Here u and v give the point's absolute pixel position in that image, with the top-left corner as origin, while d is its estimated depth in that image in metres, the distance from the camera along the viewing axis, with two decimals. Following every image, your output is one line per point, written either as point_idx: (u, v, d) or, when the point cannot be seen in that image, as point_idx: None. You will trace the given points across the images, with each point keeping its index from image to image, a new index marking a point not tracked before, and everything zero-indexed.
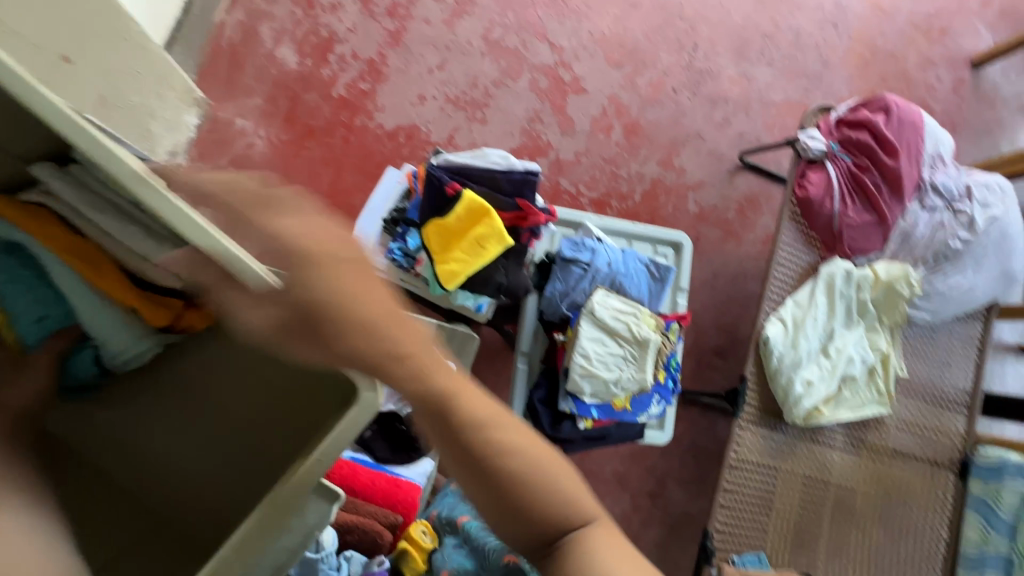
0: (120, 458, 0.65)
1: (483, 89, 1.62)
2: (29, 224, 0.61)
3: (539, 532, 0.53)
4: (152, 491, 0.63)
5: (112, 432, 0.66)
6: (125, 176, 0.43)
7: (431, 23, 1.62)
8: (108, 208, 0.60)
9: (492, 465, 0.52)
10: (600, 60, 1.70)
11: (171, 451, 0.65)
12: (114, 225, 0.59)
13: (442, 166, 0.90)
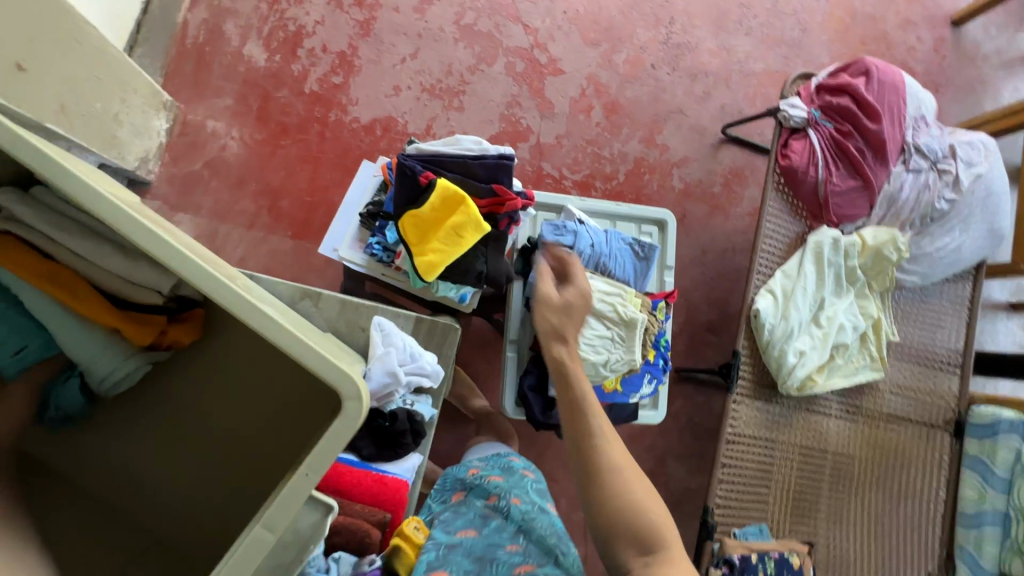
0: (114, 483, 0.71)
1: (459, 76, 1.59)
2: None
3: (626, 530, 0.65)
4: (148, 513, 0.70)
5: (105, 457, 0.72)
6: (118, 219, 0.49)
7: (401, 11, 1.58)
8: (81, 237, 0.64)
9: (602, 471, 0.68)
10: (576, 39, 1.67)
11: (160, 476, 0.72)
12: (92, 254, 0.64)
13: (414, 155, 0.88)
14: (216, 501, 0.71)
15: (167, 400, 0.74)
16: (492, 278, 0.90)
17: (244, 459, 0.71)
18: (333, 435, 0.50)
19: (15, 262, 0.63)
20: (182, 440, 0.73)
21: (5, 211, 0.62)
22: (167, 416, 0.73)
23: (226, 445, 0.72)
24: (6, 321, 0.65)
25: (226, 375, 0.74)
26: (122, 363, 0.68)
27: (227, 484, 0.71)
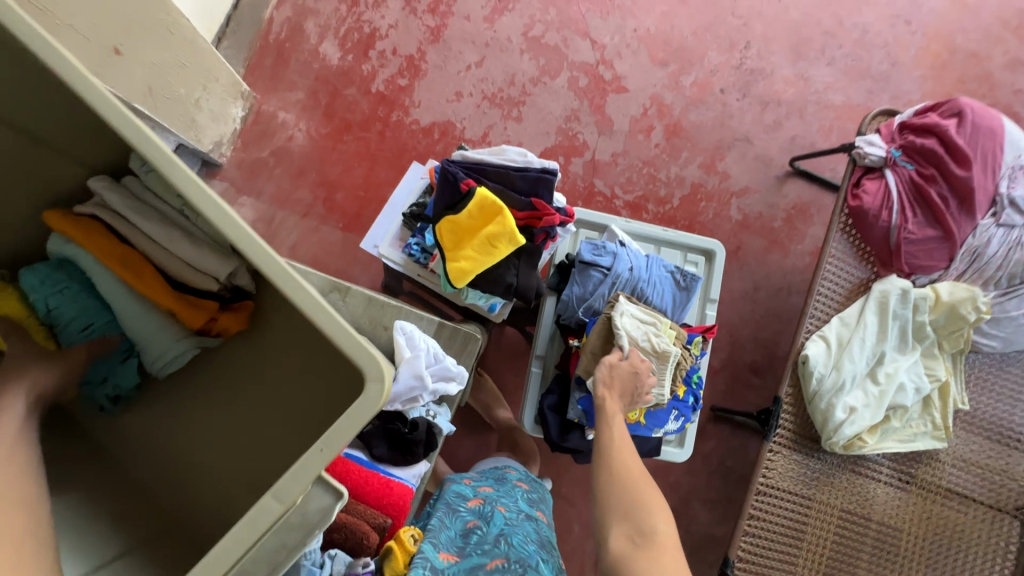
0: (139, 460, 0.68)
1: (521, 87, 1.60)
2: (77, 235, 0.63)
3: (637, 521, 0.71)
4: (164, 492, 0.66)
5: (135, 435, 0.69)
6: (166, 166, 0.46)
7: (472, 20, 1.61)
8: (154, 217, 0.63)
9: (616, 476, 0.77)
10: (644, 58, 1.64)
11: (178, 454, 0.67)
12: (159, 231, 0.62)
13: (458, 161, 0.89)
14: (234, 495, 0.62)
15: (210, 378, 0.67)
16: (522, 293, 0.89)
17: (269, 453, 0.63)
18: (348, 417, 0.42)
19: (93, 240, 0.63)
20: (214, 424, 0.66)
21: (97, 196, 0.63)
22: (206, 395, 0.67)
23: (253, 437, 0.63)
24: (75, 298, 0.64)
25: (265, 359, 0.65)
26: (173, 344, 0.65)
27: (249, 479, 0.62)
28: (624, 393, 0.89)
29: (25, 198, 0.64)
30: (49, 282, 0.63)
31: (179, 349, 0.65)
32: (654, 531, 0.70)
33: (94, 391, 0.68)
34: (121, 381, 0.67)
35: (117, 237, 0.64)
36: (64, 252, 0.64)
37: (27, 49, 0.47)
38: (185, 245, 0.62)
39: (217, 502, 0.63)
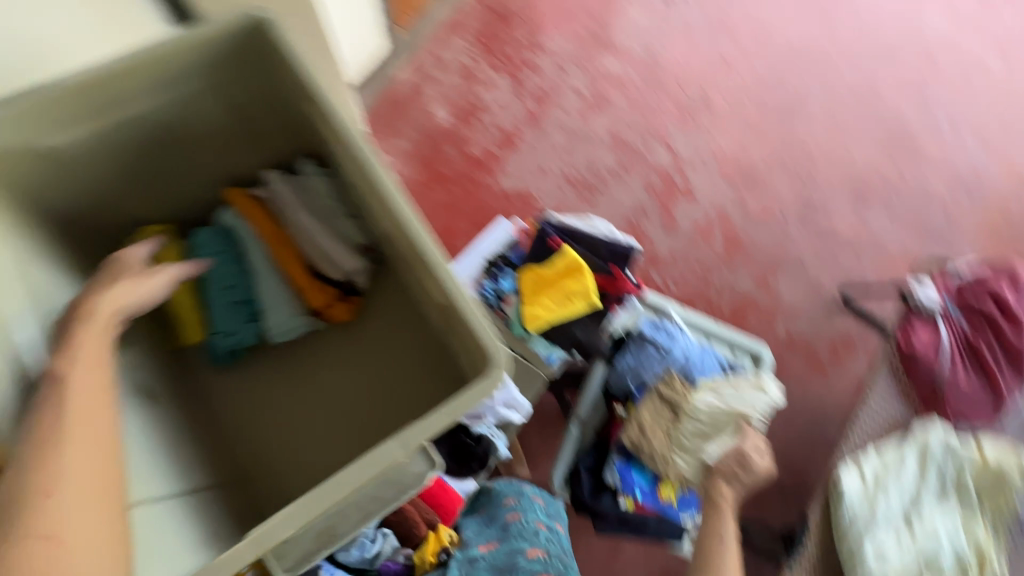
0: (219, 414, 0.74)
1: (600, 175, 1.76)
2: (249, 212, 0.75)
3: None
4: (240, 447, 0.72)
5: (222, 391, 0.75)
6: (372, 168, 0.60)
7: (568, 113, 1.82)
8: (310, 211, 0.75)
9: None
10: (714, 173, 1.79)
11: (257, 414, 0.74)
12: (312, 223, 0.74)
13: (553, 224, 1.00)
14: (309, 463, 0.71)
15: (297, 358, 0.76)
16: (586, 349, 0.95)
17: (349, 429, 0.72)
18: (475, 390, 0.52)
19: (258, 218, 0.75)
20: (293, 399, 0.74)
21: (268, 184, 0.76)
22: (291, 373, 0.76)
23: (336, 414, 0.73)
24: (228, 261, 0.75)
25: (358, 350, 0.76)
26: (293, 319, 0.74)
27: (332, 446, 0.71)
28: (743, 483, 0.88)
29: (215, 173, 0.77)
30: (213, 245, 0.75)
31: (298, 321, 0.74)
32: None
33: (213, 340, 0.73)
34: (241, 336, 0.73)
35: (273, 218, 0.76)
36: (231, 224, 0.76)
37: (291, 68, 0.63)
38: (328, 238, 0.74)
39: (294, 464, 0.71)
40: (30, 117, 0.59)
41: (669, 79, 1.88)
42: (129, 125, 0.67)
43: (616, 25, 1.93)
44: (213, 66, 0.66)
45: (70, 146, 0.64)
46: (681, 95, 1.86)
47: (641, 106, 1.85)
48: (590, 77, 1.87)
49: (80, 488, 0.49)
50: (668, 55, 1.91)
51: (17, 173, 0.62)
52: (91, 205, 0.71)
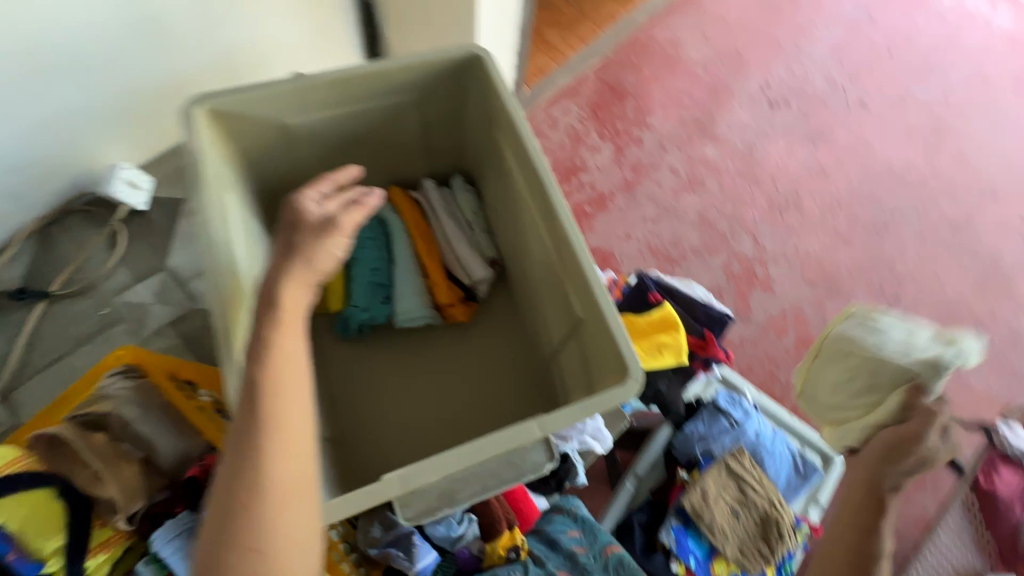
0: (334, 378, 0.81)
1: (682, 251, 1.68)
2: (403, 210, 0.86)
3: None
4: (348, 413, 0.79)
5: (340, 359, 0.83)
6: (542, 189, 0.70)
7: (662, 187, 1.75)
8: (455, 220, 0.86)
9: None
10: (796, 272, 1.67)
11: (366, 387, 0.81)
12: (454, 230, 0.84)
13: (653, 279, 1.05)
14: (409, 441, 0.77)
15: (411, 345, 0.84)
16: (665, 403, 0.99)
17: (451, 419, 0.79)
18: (610, 396, 0.60)
19: (410, 216, 0.86)
20: (402, 380, 0.82)
21: (424, 190, 0.88)
22: (404, 357, 0.83)
23: (439, 403, 0.80)
24: (374, 245, 0.84)
25: (467, 350, 0.84)
26: (419, 309, 0.81)
27: (432, 431, 0.78)
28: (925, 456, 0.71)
29: (383, 171, 0.88)
30: (368, 230, 0.85)
31: (424, 311, 0.82)
32: None
33: (351, 311, 0.81)
34: (376, 313, 0.82)
35: (423, 218, 0.86)
36: (384, 215, 0.86)
37: (490, 99, 0.76)
38: (466, 246, 0.84)
39: (393, 439, 0.77)
40: (291, 97, 0.74)
41: (766, 177, 1.77)
42: (346, 118, 0.79)
43: (722, 119, 1.83)
44: (425, 85, 0.78)
45: (302, 126, 0.78)
46: (775, 193, 1.76)
47: (734, 195, 1.75)
48: (688, 157, 1.79)
49: (288, 491, 0.47)
50: (768, 155, 1.80)
51: (258, 138, 0.77)
52: (292, 179, 0.84)
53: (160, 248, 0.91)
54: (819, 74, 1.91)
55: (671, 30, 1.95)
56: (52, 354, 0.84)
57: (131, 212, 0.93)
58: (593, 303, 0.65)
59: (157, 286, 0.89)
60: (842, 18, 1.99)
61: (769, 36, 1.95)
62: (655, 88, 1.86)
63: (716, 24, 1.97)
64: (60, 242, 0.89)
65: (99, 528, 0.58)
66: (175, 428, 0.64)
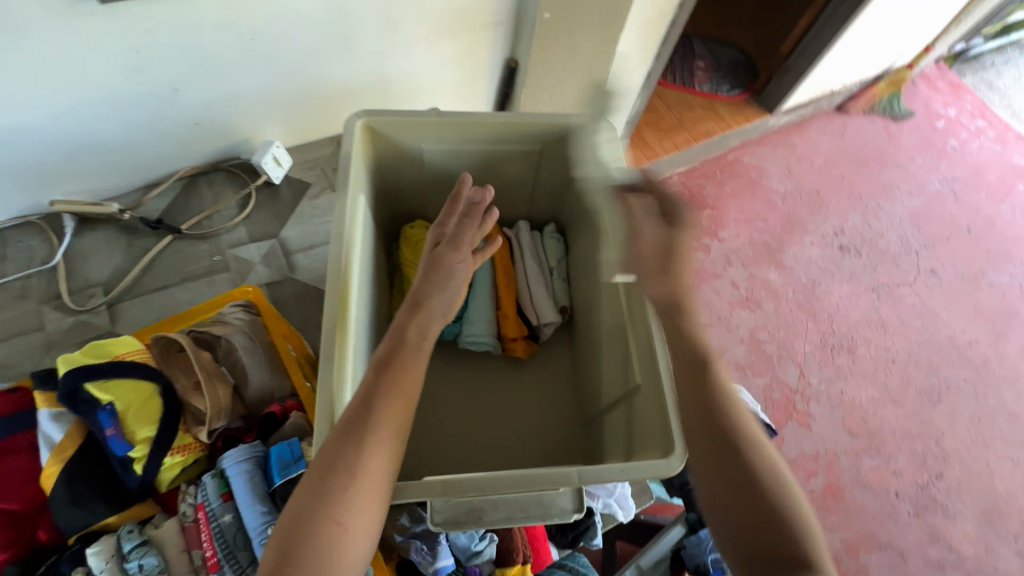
0: None
1: (725, 362, 1.68)
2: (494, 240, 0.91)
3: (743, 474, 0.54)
4: None
5: None
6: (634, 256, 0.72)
7: (719, 297, 1.78)
8: (538, 265, 0.92)
9: (709, 436, 0.57)
10: (838, 416, 1.63)
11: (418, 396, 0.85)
12: (536, 273, 0.90)
13: None
14: (443, 453, 0.80)
15: (466, 365, 0.88)
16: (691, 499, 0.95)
17: (488, 443, 0.82)
18: (654, 467, 0.60)
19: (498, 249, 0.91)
20: (451, 394, 0.86)
21: (516, 231, 0.95)
22: (458, 373, 0.88)
23: (480, 425, 0.84)
24: None
25: (517, 383, 0.88)
26: (486, 336, 0.85)
27: (470, 454, 0.81)
28: None
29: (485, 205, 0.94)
30: None
31: (488, 338, 0.85)
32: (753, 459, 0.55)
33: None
34: (445, 328, 0.87)
35: (509, 255, 0.92)
36: None
37: (602, 165, 0.81)
38: (542, 290, 0.89)
39: (432, 452, 0.80)
40: (434, 130, 0.79)
41: (824, 315, 1.79)
42: (471, 157, 0.84)
43: (790, 250, 1.89)
44: (548, 143, 0.84)
45: (433, 155, 0.84)
46: (829, 332, 1.76)
47: (788, 323, 1.76)
48: (750, 275, 1.83)
49: (367, 493, 0.49)
50: (830, 295, 1.82)
51: (391, 160, 0.83)
52: (406, 200, 0.90)
53: (277, 220, 1.03)
54: (894, 233, 1.96)
55: (758, 159, 2.07)
56: (160, 283, 0.93)
57: (265, 184, 1.05)
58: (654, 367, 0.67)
59: (265, 251, 0.99)
60: (926, 188, 2.06)
61: (851, 187, 2.03)
62: (732, 206, 1.95)
63: (802, 163, 2.07)
64: (200, 193, 1.02)
65: (181, 434, 0.63)
66: (268, 368, 0.70)
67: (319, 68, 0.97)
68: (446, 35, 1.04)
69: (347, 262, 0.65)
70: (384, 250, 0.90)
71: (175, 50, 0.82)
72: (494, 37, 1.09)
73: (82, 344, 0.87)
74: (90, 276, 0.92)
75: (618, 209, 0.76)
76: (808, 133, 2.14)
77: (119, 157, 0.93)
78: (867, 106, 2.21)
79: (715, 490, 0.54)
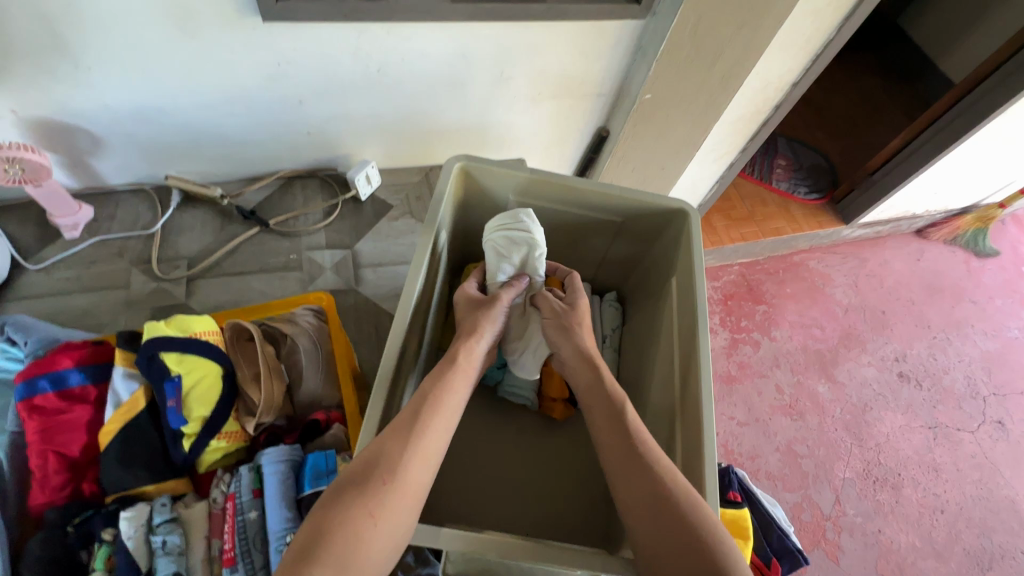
0: None
1: (756, 468, 1.60)
2: None
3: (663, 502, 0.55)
4: None
5: None
6: (700, 336, 0.70)
7: (761, 397, 1.72)
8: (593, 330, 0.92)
9: (626, 466, 0.59)
10: (871, 557, 1.50)
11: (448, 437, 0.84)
12: None
13: (739, 477, 1.01)
14: (459, 499, 0.79)
15: (499, 416, 0.88)
16: None
17: (507, 500, 0.80)
18: None
19: None
20: (478, 441, 0.85)
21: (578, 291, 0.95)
22: (489, 421, 0.87)
23: (501, 481, 0.82)
24: None
25: (547, 444, 0.86)
26: (527, 389, 0.85)
27: (486, 508, 0.79)
28: None
29: (554, 260, 0.96)
30: None
31: (529, 393, 0.86)
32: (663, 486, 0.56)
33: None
34: (489, 374, 0.87)
35: None
36: None
37: (679, 246, 0.81)
38: None
39: (448, 496, 0.79)
40: (523, 183, 0.82)
41: (872, 442, 1.67)
42: (552, 213, 0.86)
43: (844, 365, 1.81)
44: (629, 216, 0.84)
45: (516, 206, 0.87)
46: (875, 462, 1.64)
47: (831, 442, 1.66)
48: (798, 382, 1.76)
49: (398, 498, 0.50)
50: (881, 422, 1.71)
51: (477, 202, 0.86)
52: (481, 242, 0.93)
53: (354, 232, 1.08)
54: (961, 372, 1.84)
55: (825, 266, 2.02)
56: (238, 268, 0.99)
57: (351, 198, 1.12)
58: (697, 462, 0.63)
59: (337, 258, 1.04)
60: (1003, 332, 1.94)
61: (921, 314, 1.94)
62: (790, 307, 1.90)
63: (871, 279, 2.00)
64: (293, 194, 1.09)
65: (231, 421, 0.66)
66: (321, 373, 0.72)
67: (426, 106, 1.04)
68: (548, 97, 1.11)
69: (416, 290, 0.67)
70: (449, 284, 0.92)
71: (312, 66, 0.90)
72: (592, 105, 1.16)
73: (156, 310, 0.93)
74: (179, 248, 1.00)
75: (689, 295, 0.75)
76: (882, 251, 2.09)
77: (235, 148, 1.02)
78: (949, 237, 2.13)
79: (651, 534, 0.54)
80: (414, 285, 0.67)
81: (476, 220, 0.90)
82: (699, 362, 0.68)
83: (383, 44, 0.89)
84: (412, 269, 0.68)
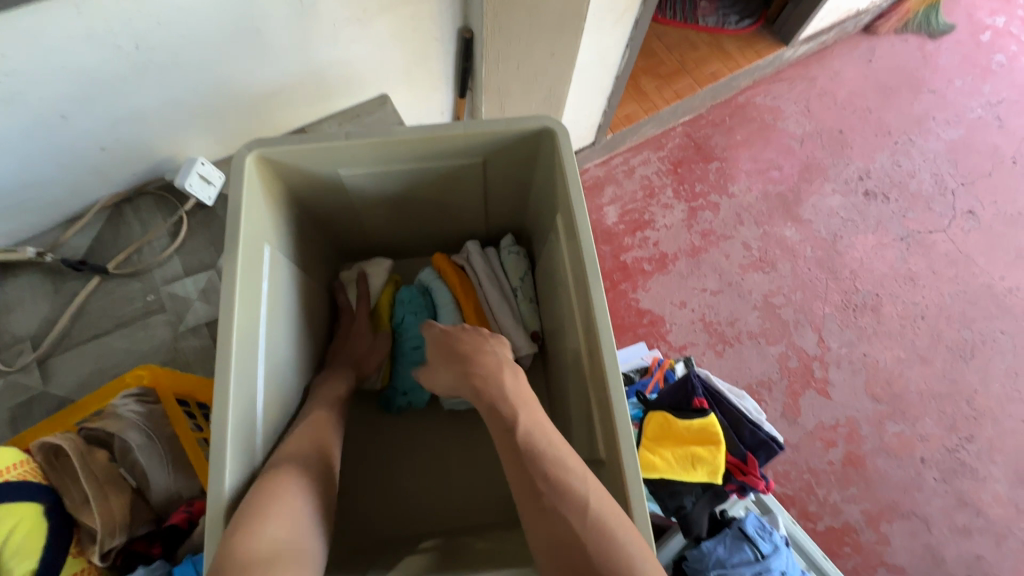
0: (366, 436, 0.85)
1: (738, 331, 1.54)
2: (450, 276, 0.85)
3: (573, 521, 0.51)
4: (377, 472, 0.83)
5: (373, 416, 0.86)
6: (589, 275, 0.63)
7: (729, 260, 1.61)
8: (498, 289, 0.84)
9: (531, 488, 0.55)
10: (861, 381, 1.50)
11: (395, 451, 0.84)
12: (496, 299, 0.83)
13: (702, 378, 0.96)
14: (422, 502, 0.81)
15: (444, 412, 0.87)
16: (687, 522, 0.90)
17: (470, 491, 0.81)
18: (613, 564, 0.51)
19: (451, 280, 0.85)
20: (430, 451, 0.84)
21: (466, 252, 0.87)
22: (442, 435, 0.85)
23: (458, 476, 0.83)
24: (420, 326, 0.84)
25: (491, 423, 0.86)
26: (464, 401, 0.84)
27: (451, 506, 0.80)
28: None
29: (439, 219, 0.86)
30: (415, 305, 0.85)
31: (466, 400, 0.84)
32: (571, 501, 0.52)
33: (394, 394, 0.84)
34: (415, 398, 0.84)
35: (467, 281, 0.85)
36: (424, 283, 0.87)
37: (554, 174, 0.70)
38: (504, 316, 0.82)
39: (411, 506, 0.80)
40: (350, 153, 0.69)
41: (846, 271, 1.62)
42: (400, 175, 0.74)
43: (808, 201, 1.70)
44: (490, 154, 0.72)
45: (357, 178, 0.74)
46: (852, 290, 1.60)
47: (807, 284, 1.60)
48: (764, 234, 1.65)
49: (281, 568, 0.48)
50: (853, 249, 1.65)
51: (308, 180, 0.74)
52: (338, 216, 0.82)
53: (214, 245, 0.92)
54: (927, 172, 1.75)
55: (773, 98, 1.82)
56: (94, 330, 0.86)
57: (198, 206, 0.93)
58: (615, 441, 0.58)
59: (201, 285, 0.90)
60: (966, 115, 1.83)
61: (879, 122, 1.80)
62: (743, 155, 1.74)
63: (823, 98, 1.83)
64: (128, 223, 0.91)
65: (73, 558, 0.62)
66: (170, 466, 0.71)
67: (231, 68, 0.83)
68: (377, 12, 0.87)
69: (237, 336, 0.58)
70: (311, 285, 0.82)
71: (50, 72, 0.69)
72: (437, 6, 0.92)
73: (18, 408, 0.81)
74: (15, 330, 0.84)
75: (573, 231, 0.66)
76: (831, 61, 1.88)
77: (26, 196, 0.82)
78: (900, 25, 1.92)
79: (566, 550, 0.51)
80: (232, 335, 0.58)
81: (323, 203, 0.79)
82: (597, 334, 0.61)
83: (119, 12, 0.67)
84: (223, 315, 0.58)
